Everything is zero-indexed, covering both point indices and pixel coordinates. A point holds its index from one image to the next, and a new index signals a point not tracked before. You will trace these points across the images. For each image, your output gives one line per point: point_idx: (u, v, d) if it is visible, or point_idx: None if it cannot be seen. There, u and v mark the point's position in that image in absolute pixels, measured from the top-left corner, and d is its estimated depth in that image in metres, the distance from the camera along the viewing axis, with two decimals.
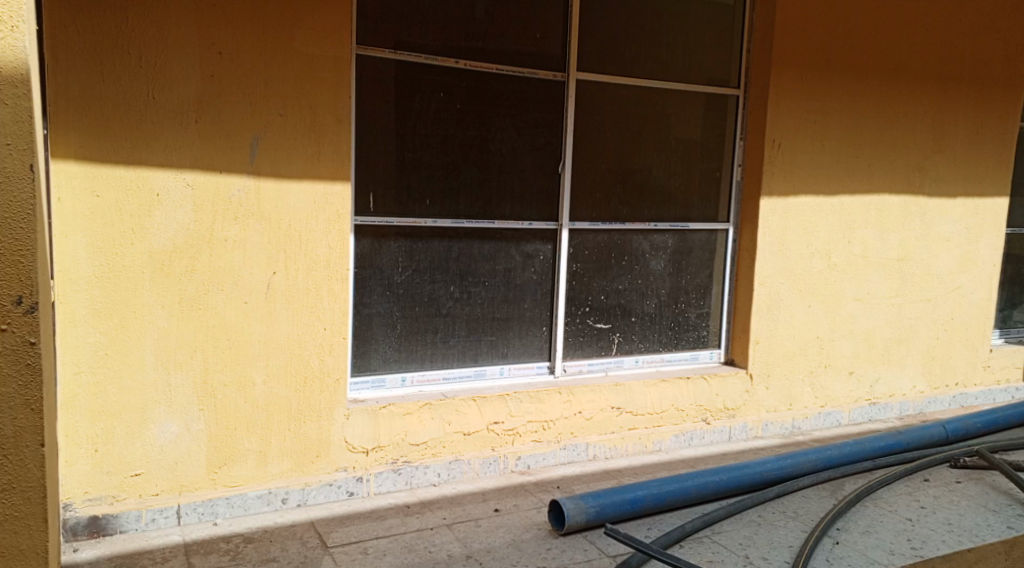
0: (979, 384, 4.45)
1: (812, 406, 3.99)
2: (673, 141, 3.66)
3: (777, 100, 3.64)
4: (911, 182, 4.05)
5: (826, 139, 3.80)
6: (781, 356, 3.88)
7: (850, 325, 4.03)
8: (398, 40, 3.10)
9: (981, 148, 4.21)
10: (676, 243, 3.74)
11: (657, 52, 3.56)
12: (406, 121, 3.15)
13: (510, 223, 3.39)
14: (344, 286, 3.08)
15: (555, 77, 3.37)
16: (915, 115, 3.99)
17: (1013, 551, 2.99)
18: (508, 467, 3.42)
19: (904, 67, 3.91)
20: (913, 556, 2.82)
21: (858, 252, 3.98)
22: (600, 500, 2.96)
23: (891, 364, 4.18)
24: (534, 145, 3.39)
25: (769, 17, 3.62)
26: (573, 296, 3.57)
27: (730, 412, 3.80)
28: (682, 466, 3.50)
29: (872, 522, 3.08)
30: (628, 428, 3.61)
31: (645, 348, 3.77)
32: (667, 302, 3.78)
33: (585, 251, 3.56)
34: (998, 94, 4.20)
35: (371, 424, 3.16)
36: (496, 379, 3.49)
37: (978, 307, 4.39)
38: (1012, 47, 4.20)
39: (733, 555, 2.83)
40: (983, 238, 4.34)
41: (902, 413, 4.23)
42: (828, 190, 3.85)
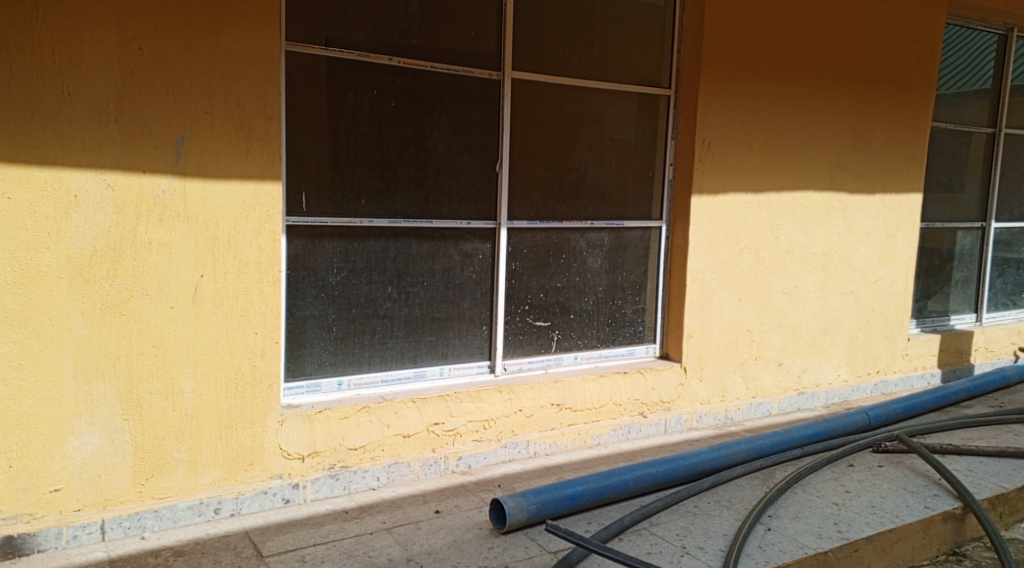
0: (898, 371, 4.68)
1: (743, 397, 4.12)
2: (608, 140, 3.72)
3: (707, 100, 3.74)
4: (832, 179, 4.23)
5: (753, 139, 3.92)
6: (713, 349, 3.99)
7: (778, 318, 4.17)
8: (331, 37, 3.05)
9: (895, 147, 4.42)
10: (612, 241, 3.80)
11: (590, 51, 3.61)
12: (340, 119, 3.10)
13: (448, 222, 3.38)
14: (275, 289, 3.00)
15: (490, 76, 3.37)
16: (836, 115, 4.17)
17: (929, 529, 3.16)
18: (448, 467, 3.41)
19: (825, 69, 4.08)
20: (840, 539, 2.94)
21: (785, 248, 4.12)
22: (541, 497, 2.98)
23: (817, 354, 4.35)
24: (470, 143, 3.38)
25: (699, 18, 3.71)
26: (512, 294, 3.58)
27: (666, 405, 3.89)
28: (621, 459, 3.56)
29: (801, 508, 3.20)
30: (568, 424, 3.65)
31: (584, 345, 3.81)
32: (604, 299, 3.83)
33: (524, 249, 3.58)
34: (910, 95, 4.42)
35: (307, 429, 3.09)
36: (436, 379, 3.47)
37: (896, 298, 4.61)
38: (923, 50, 4.42)
39: (670, 545, 2.89)
40: (899, 232, 4.56)
41: (828, 401, 4.40)
42: (756, 188, 3.97)
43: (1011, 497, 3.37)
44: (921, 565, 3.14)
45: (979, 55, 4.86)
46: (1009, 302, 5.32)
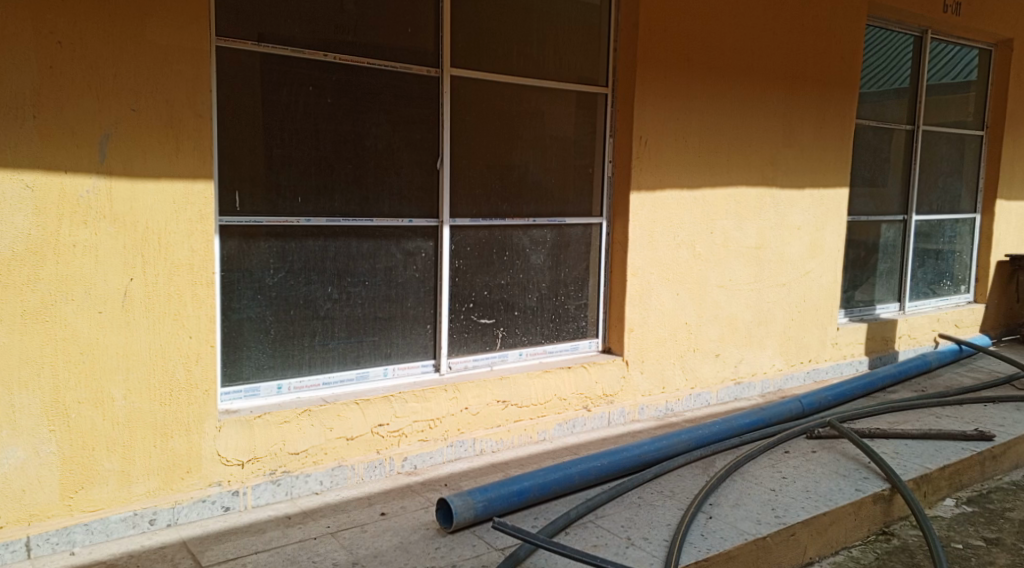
0: (829, 359, 4.86)
1: (683, 389, 4.21)
2: (548, 138, 3.74)
3: (642, 98, 3.80)
4: (763, 175, 4.36)
5: (688, 137, 4.01)
6: (653, 343, 4.06)
7: (715, 310, 4.27)
8: (263, 32, 2.97)
9: (822, 144, 4.59)
10: (554, 237, 3.83)
11: (528, 49, 3.62)
12: (274, 116, 3.03)
13: (389, 220, 3.34)
14: (209, 291, 2.91)
15: (428, 73, 3.35)
16: (766, 113, 4.30)
17: (860, 511, 3.29)
18: (394, 469, 3.37)
19: (755, 68, 4.19)
20: (777, 524, 3.04)
21: (719, 242, 4.23)
22: (487, 495, 2.98)
23: (752, 345, 4.48)
24: (409, 141, 3.35)
25: (633, 16, 3.77)
26: (456, 292, 3.57)
27: (609, 399, 3.94)
28: (566, 453, 3.59)
29: (740, 495, 3.29)
30: (513, 421, 3.66)
31: (528, 341, 3.83)
32: (547, 295, 3.85)
33: (467, 247, 3.57)
34: (835, 93, 4.59)
35: (246, 435, 3.02)
36: (380, 380, 3.43)
37: (825, 289, 4.79)
38: (846, 50, 4.59)
39: (615, 537, 2.93)
40: (827, 226, 4.74)
41: (763, 390, 4.54)
42: (691, 184, 4.06)
43: (935, 477, 3.54)
44: (853, 546, 3.27)
45: (897, 56, 5.08)
46: (929, 291, 5.59)
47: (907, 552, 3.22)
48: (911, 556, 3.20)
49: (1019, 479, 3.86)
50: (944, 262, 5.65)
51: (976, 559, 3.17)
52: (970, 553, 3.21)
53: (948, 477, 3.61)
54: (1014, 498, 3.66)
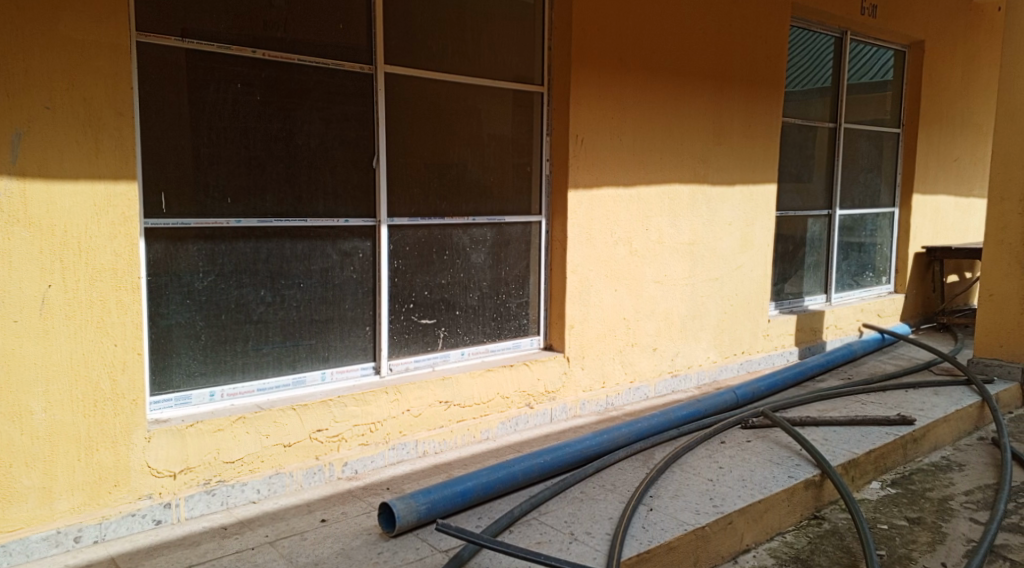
0: (761, 350, 5.00)
1: (622, 383, 4.27)
2: (485, 136, 3.72)
3: (578, 96, 3.83)
4: (695, 173, 4.45)
5: (623, 135, 4.06)
6: (593, 338, 4.10)
7: (651, 305, 4.35)
8: (186, 27, 2.87)
9: (751, 141, 4.72)
10: (494, 236, 3.82)
11: (462, 46, 3.60)
12: (200, 114, 2.93)
13: (324, 220, 3.27)
14: (134, 296, 2.79)
15: (361, 69, 3.30)
16: (698, 111, 4.40)
17: (793, 497, 3.39)
18: (334, 474, 3.30)
19: (686, 68, 4.29)
20: (715, 513, 3.11)
21: (655, 239, 4.30)
22: (430, 497, 2.95)
23: (688, 338, 4.57)
24: (344, 139, 3.29)
25: (567, 15, 3.79)
26: (396, 293, 3.52)
27: (551, 395, 3.96)
28: (509, 452, 3.59)
29: (679, 486, 3.35)
30: (456, 421, 3.64)
31: (470, 340, 3.81)
32: (488, 294, 3.84)
33: (406, 247, 3.52)
34: (763, 91, 4.73)
35: (177, 444, 2.91)
36: (318, 385, 3.35)
37: (756, 282, 4.93)
38: (772, 50, 4.73)
39: (559, 533, 2.94)
40: (757, 221, 4.88)
41: (699, 382, 4.65)
42: (627, 181, 4.12)
43: (861, 461, 3.68)
44: (787, 531, 3.37)
45: (819, 56, 5.27)
46: (854, 283, 5.82)
47: (837, 535, 3.35)
48: (841, 538, 3.32)
49: (938, 460, 4.06)
50: (866, 254, 5.90)
51: (900, 538, 3.33)
52: (894, 533, 3.36)
53: (873, 461, 3.76)
54: (934, 478, 3.85)
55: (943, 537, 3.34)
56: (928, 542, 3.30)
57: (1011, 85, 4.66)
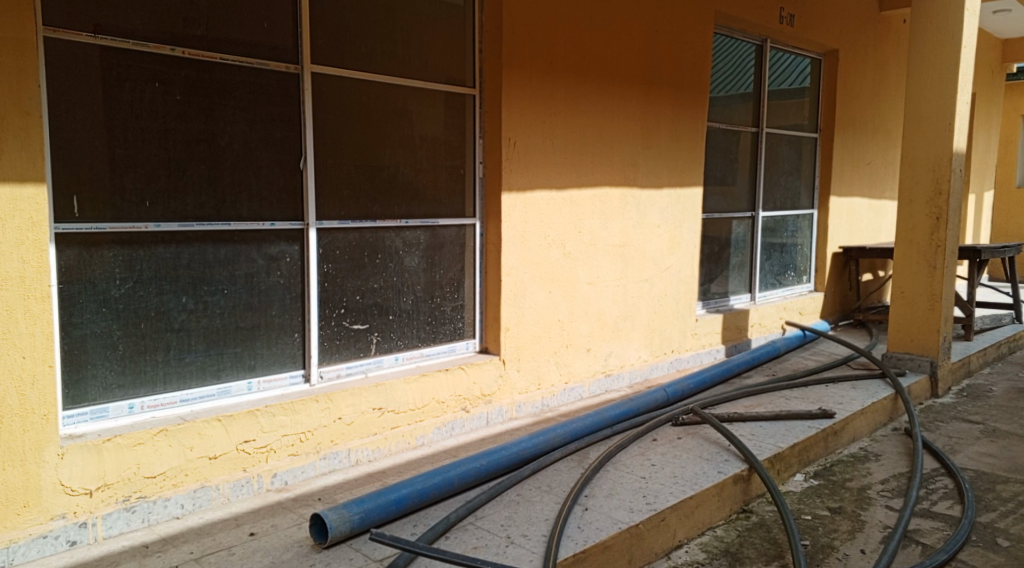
0: (690, 349, 5.12)
1: (557, 384, 4.29)
2: (417, 138, 3.68)
3: (510, 100, 3.83)
4: (625, 176, 4.52)
5: (554, 138, 4.08)
6: (528, 340, 4.11)
7: (585, 306, 4.39)
8: (99, 23, 2.74)
9: (678, 146, 4.83)
10: (428, 239, 3.78)
11: (393, 47, 3.55)
12: (115, 114, 2.80)
13: (249, 224, 3.17)
14: (44, 306, 2.63)
15: (287, 69, 3.21)
16: (627, 115, 4.47)
17: (722, 491, 3.47)
18: (262, 486, 3.19)
19: (614, 72, 4.35)
20: (648, 510, 3.15)
21: (587, 241, 4.34)
22: (363, 506, 2.89)
23: (620, 338, 4.64)
24: (269, 140, 3.19)
25: (496, 19, 3.79)
26: (327, 298, 3.44)
27: (487, 399, 3.94)
28: (445, 457, 3.56)
29: (613, 485, 3.38)
30: (390, 428, 3.58)
31: (404, 345, 3.76)
32: (422, 298, 3.79)
33: (336, 251, 3.45)
34: (689, 96, 4.85)
35: (93, 460, 2.76)
36: (244, 395, 3.24)
37: (685, 282, 5.05)
38: (697, 56, 4.85)
39: (495, 537, 2.92)
40: (685, 223, 4.99)
41: (632, 381, 4.72)
42: (559, 184, 4.14)
43: (786, 455, 3.81)
44: (717, 526, 3.45)
45: (741, 63, 5.43)
46: (776, 282, 6.03)
47: (764, 527, 3.44)
48: (768, 530, 3.42)
49: (856, 451, 4.23)
50: (788, 254, 6.12)
51: (822, 528, 3.45)
52: (817, 523, 3.48)
53: (797, 454, 3.89)
54: (852, 469, 4.02)
55: (863, 525, 3.48)
56: (848, 531, 3.43)
57: (916, 94, 4.93)
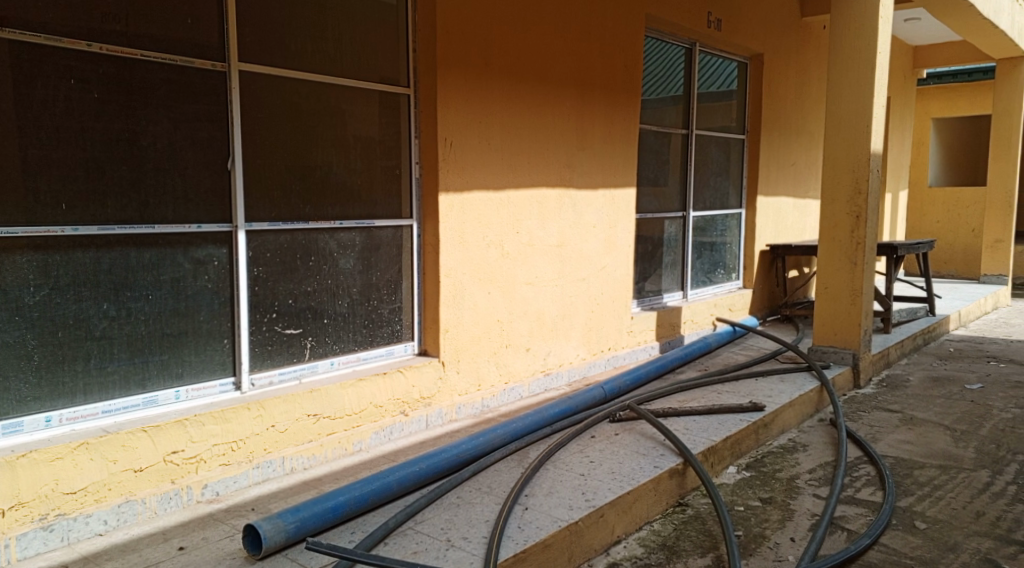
0: (627, 347, 5.19)
1: (497, 384, 4.28)
2: (350, 138, 3.61)
3: (445, 100, 3.80)
4: (561, 177, 4.55)
5: (491, 139, 4.08)
6: (467, 342, 4.09)
7: (524, 306, 4.40)
8: (7, 16, 2.60)
9: (612, 147, 4.89)
10: (363, 241, 3.71)
11: (325, 46, 3.48)
12: (27, 113, 2.67)
13: (174, 226, 3.05)
14: None
15: (213, 67, 3.10)
16: (562, 116, 4.50)
17: (659, 486, 3.53)
18: (192, 498, 3.07)
19: (549, 73, 4.37)
20: (587, 507, 3.17)
21: (526, 242, 4.36)
22: (299, 515, 2.82)
23: (558, 337, 4.66)
24: (195, 139, 3.08)
25: (430, 18, 3.75)
26: (258, 302, 3.34)
27: (426, 401, 3.90)
28: (384, 462, 3.50)
29: (552, 483, 3.39)
30: (326, 434, 3.50)
31: (340, 350, 3.68)
32: (358, 300, 3.73)
33: (267, 253, 3.35)
34: (622, 98, 4.92)
35: (6, 478, 2.60)
36: (171, 404, 3.11)
37: (620, 281, 5.12)
38: (629, 59, 4.93)
39: (435, 540, 2.89)
40: (620, 223, 5.06)
41: (570, 379, 4.75)
42: (497, 185, 4.14)
43: (719, 448, 3.90)
44: (655, 520, 3.50)
45: (671, 66, 5.54)
46: (707, 279, 6.18)
47: (699, 520, 3.52)
48: (703, 522, 3.49)
49: (785, 443, 4.37)
50: (718, 253, 6.27)
51: (754, 518, 3.55)
52: (749, 514, 3.58)
53: (729, 447, 4.00)
54: (782, 460, 4.14)
55: (792, 514, 3.59)
56: (779, 520, 3.54)
57: (835, 97, 5.12)
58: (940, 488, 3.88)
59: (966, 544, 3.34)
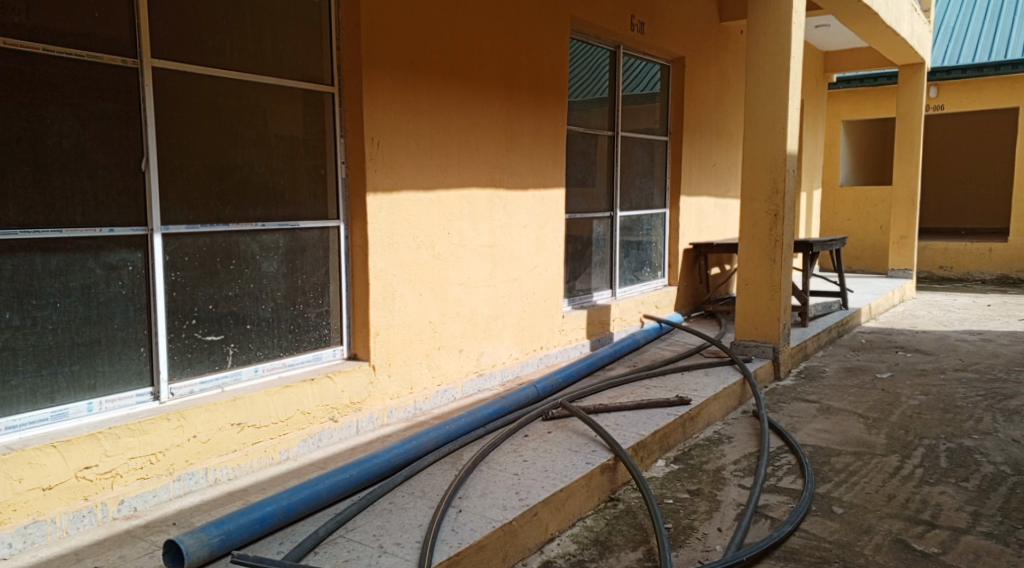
0: (558, 345, 5.23)
1: (429, 387, 4.23)
2: (273, 137, 3.50)
3: (371, 99, 3.74)
4: (491, 177, 4.54)
5: (419, 138, 4.03)
6: (397, 344, 4.03)
7: (455, 307, 4.36)
8: None
9: (541, 147, 4.91)
10: (287, 243, 3.61)
11: (245, 44, 3.37)
12: None
13: (83, 230, 2.89)
14: None
15: (124, 63, 2.96)
16: (491, 115, 4.49)
17: (591, 482, 3.56)
18: (107, 515, 2.91)
19: (477, 73, 4.35)
20: (521, 506, 3.17)
21: (456, 242, 4.33)
22: (224, 528, 2.72)
23: (491, 338, 4.65)
24: (105, 138, 2.93)
25: (354, 16, 3.68)
26: (176, 308, 3.20)
27: (356, 406, 3.82)
28: (313, 469, 3.41)
29: (486, 484, 3.37)
30: (252, 443, 3.38)
31: (264, 356, 3.57)
32: (283, 304, 3.63)
33: (185, 257, 3.21)
34: (550, 100, 4.95)
35: None
36: (83, 418, 2.95)
37: (551, 281, 5.14)
38: (556, 60, 4.96)
39: (367, 548, 2.83)
40: (550, 223, 5.09)
41: (503, 379, 4.75)
42: (426, 186, 4.10)
43: (648, 442, 3.97)
44: (587, 516, 3.53)
45: (597, 68, 5.62)
46: (635, 278, 6.28)
47: (630, 514, 3.56)
48: (634, 516, 3.54)
49: (711, 435, 4.47)
50: (644, 251, 6.39)
51: (683, 510, 3.62)
52: (678, 506, 3.65)
53: (658, 441, 4.07)
54: (708, 452, 4.24)
55: (719, 504, 3.68)
56: (706, 511, 3.62)
57: (752, 100, 5.29)
58: (855, 474, 4.05)
59: (879, 526, 3.49)
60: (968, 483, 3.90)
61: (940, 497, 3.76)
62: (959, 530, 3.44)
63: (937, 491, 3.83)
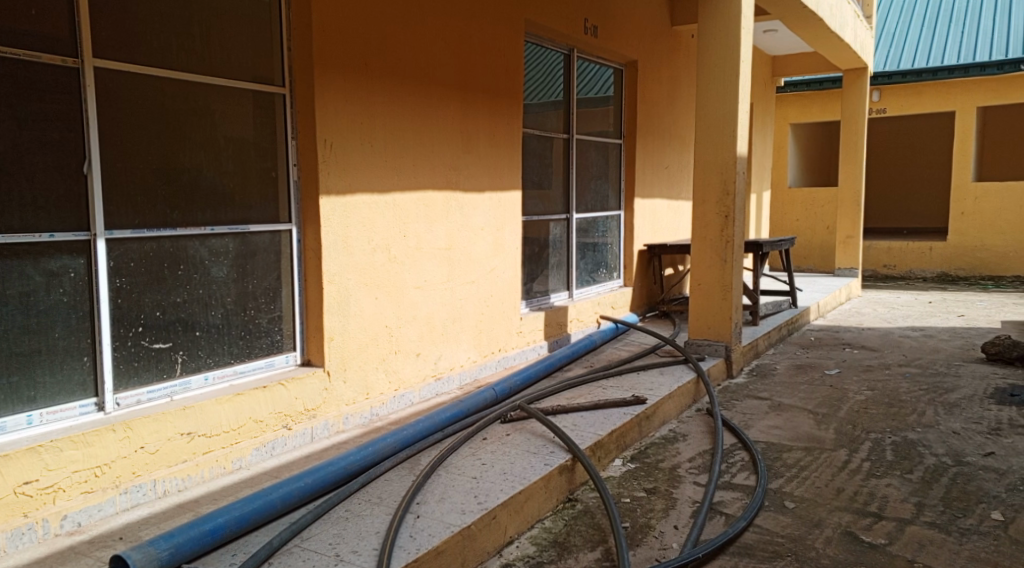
0: (516, 348, 5.22)
1: (386, 392, 4.19)
2: (221, 139, 3.42)
3: (324, 101, 3.67)
4: (447, 179, 4.51)
5: (373, 140, 3.98)
6: (353, 349, 3.97)
7: (412, 311, 4.32)
8: None
9: (496, 149, 4.90)
10: (237, 247, 3.53)
11: (193, 43, 3.28)
12: None
13: (21, 236, 2.79)
14: None
15: (63, 62, 2.85)
16: (446, 117, 4.45)
17: (550, 483, 3.56)
18: (49, 532, 2.80)
19: (431, 75, 4.32)
20: (480, 510, 3.15)
21: (413, 245, 4.29)
22: (173, 541, 2.64)
23: (448, 341, 4.62)
24: (44, 140, 2.82)
25: (305, 17, 3.61)
26: (122, 315, 3.10)
27: (311, 414, 3.75)
28: (266, 479, 3.34)
29: (444, 488, 3.34)
30: (203, 454, 3.29)
31: (214, 363, 3.48)
32: (234, 310, 3.54)
33: (130, 263, 3.11)
34: (504, 102, 4.94)
35: None
36: (22, 431, 2.83)
37: (508, 283, 5.13)
38: (510, 61, 4.95)
39: (323, 556, 2.78)
40: (506, 225, 5.08)
41: (461, 382, 4.72)
42: (380, 188, 4.05)
43: (605, 443, 3.99)
44: (546, 518, 3.52)
45: (551, 71, 5.64)
46: (591, 279, 6.32)
47: (589, 514, 3.57)
48: (592, 517, 3.55)
49: (667, 434, 4.52)
50: (600, 253, 6.43)
51: (639, 509, 3.64)
52: (635, 505, 3.68)
53: (615, 441, 4.10)
54: (663, 450, 4.28)
55: (675, 502, 3.72)
56: (662, 509, 3.65)
57: (703, 103, 5.37)
58: (806, 469, 4.13)
59: (829, 519, 3.57)
60: (912, 475, 4.02)
61: (886, 490, 3.86)
62: (903, 520, 3.54)
63: (883, 483, 3.94)
